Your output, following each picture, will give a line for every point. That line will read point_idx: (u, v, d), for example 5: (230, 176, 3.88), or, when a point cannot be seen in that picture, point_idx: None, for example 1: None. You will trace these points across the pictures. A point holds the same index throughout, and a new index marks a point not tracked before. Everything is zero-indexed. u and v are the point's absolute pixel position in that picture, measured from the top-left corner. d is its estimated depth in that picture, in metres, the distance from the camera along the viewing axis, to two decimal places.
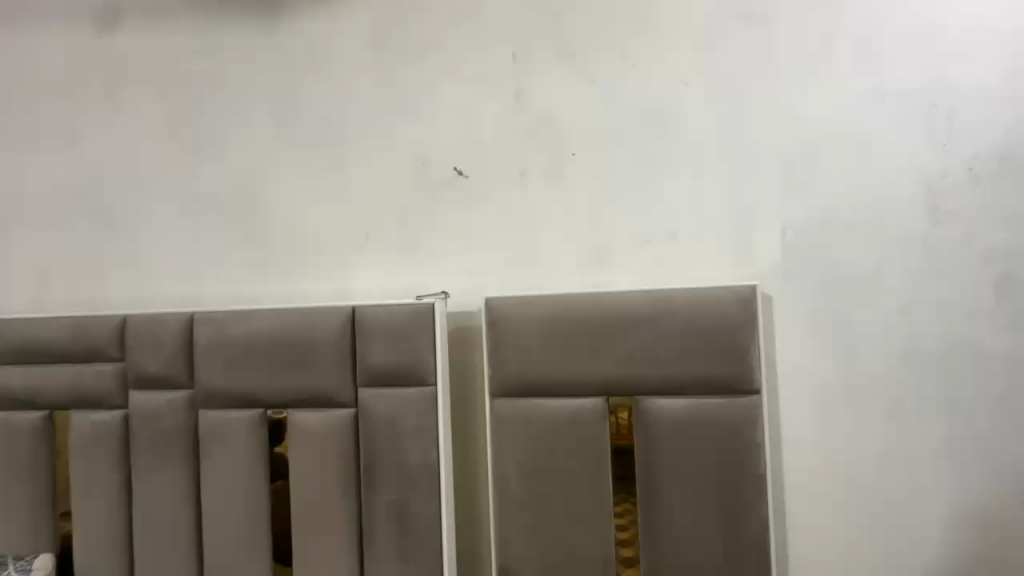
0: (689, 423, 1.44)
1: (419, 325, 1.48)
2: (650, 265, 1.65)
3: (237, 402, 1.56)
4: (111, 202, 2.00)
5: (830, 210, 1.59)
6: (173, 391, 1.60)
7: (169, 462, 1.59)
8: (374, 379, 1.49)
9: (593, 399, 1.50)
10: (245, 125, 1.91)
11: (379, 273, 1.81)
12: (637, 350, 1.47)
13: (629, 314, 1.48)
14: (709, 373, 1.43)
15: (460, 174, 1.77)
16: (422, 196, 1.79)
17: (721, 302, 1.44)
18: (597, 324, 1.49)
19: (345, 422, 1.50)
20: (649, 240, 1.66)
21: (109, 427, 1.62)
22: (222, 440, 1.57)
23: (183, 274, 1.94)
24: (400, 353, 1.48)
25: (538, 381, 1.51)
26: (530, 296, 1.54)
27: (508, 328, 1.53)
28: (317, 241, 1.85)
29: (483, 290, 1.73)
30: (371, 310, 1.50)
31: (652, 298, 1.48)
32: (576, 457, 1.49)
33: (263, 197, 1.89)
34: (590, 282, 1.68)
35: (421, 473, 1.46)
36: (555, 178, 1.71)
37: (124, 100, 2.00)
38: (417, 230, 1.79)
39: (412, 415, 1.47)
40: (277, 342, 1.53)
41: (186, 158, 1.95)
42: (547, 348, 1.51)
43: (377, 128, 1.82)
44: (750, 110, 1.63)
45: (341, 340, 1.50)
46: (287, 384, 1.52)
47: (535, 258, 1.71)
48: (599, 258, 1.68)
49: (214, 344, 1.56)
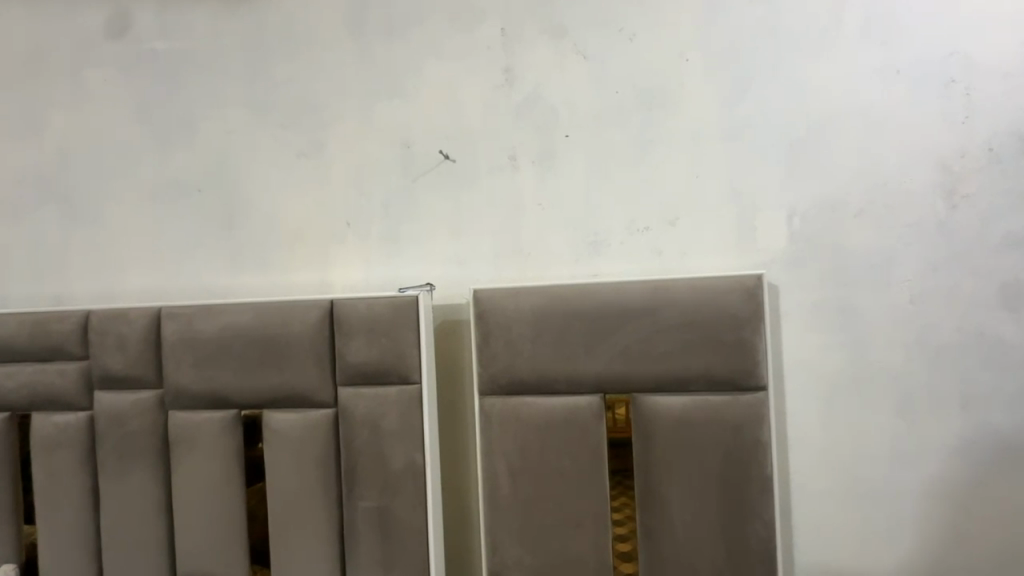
0: (690, 422, 1.35)
1: (402, 319, 1.38)
2: (649, 255, 1.56)
3: (209, 402, 1.46)
4: (77, 191, 1.88)
5: (839, 194, 1.49)
6: (140, 391, 1.50)
7: (138, 466, 1.49)
8: (354, 377, 1.40)
9: (588, 397, 1.41)
10: (216, 108, 1.79)
11: (361, 264, 1.70)
12: (635, 345, 1.37)
13: (627, 307, 1.38)
14: (712, 368, 1.34)
15: (446, 158, 1.66)
16: (406, 181, 1.68)
17: (725, 293, 1.35)
18: (593, 317, 1.39)
19: (325, 423, 1.41)
20: (647, 227, 1.56)
21: (73, 429, 1.52)
22: (195, 442, 1.47)
23: (154, 267, 1.83)
24: (382, 349, 1.38)
25: (530, 378, 1.42)
26: (521, 287, 1.44)
27: (497, 321, 1.43)
28: (296, 230, 1.74)
29: (472, 282, 1.63)
30: (351, 304, 1.40)
31: (651, 289, 1.38)
32: (570, 458, 1.41)
33: (237, 184, 1.78)
34: (586, 272, 1.58)
35: (406, 477, 1.37)
36: (548, 162, 1.61)
37: (88, 80, 1.87)
38: (402, 218, 1.68)
39: (395, 415, 1.38)
40: (250, 338, 1.43)
41: (155, 143, 1.83)
42: (539, 343, 1.41)
43: (358, 109, 1.71)
44: (755, 88, 1.52)
45: (318, 336, 1.41)
46: (260, 383, 1.42)
47: (526, 247, 1.61)
48: (594, 247, 1.58)
49: (183, 341, 1.46)
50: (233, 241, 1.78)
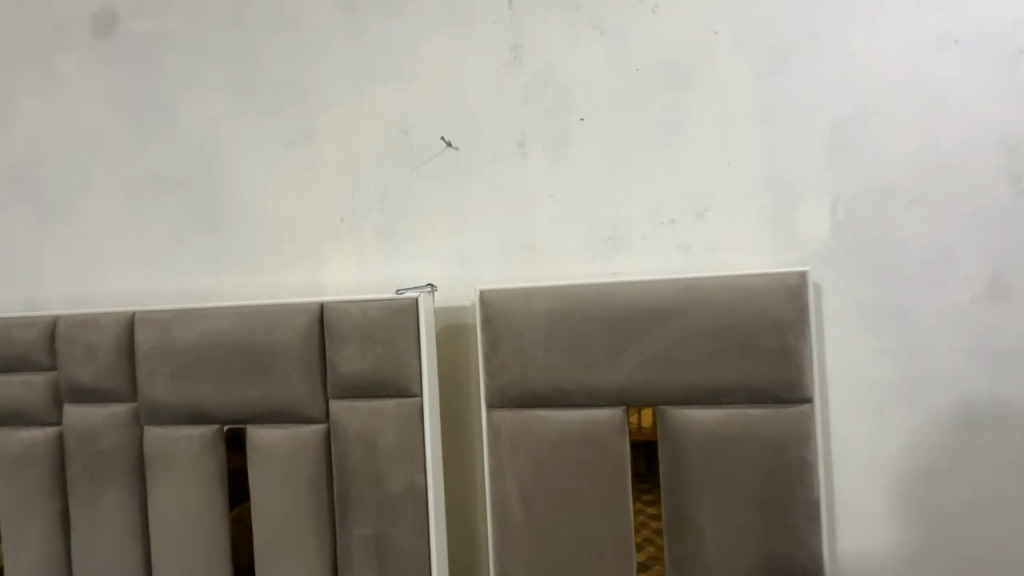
0: (725, 439, 1.20)
1: (400, 325, 1.23)
2: (674, 250, 1.40)
3: (187, 417, 1.32)
4: (49, 186, 1.73)
5: (887, 180, 1.33)
6: (113, 405, 1.35)
7: (110, 488, 1.35)
8: (346, 389, 1.25)
9: (610, 409, 1.25)
10: (198, 94, 1.65)
11: (356, 262, 1.56)
12: (662, 352, 1.22)
13: (653, 310, 1.23)
14: (750, 378, 1.19)
15: (448, 146, 1.51)
16: (404, 172, 1.53)
17: (764, 294, 1.19)
18: (614, 321, 1.24)
19: (315, 440, 1.26)
20: (672, 220, 1.40)
21: (40, 447, 1.38)
22: (172, 462, 1.33)
23: (133, 268, 1.69)
24: (377, 358, 1.23)
25: (543, 389, 1.27)
26: (532, 288, 1.29)
27: (506, 326, 1.28)
28: (285, 226, 1.59)
29: (477, 282, 1.48)
30: (343, 307, 1.25)
31: (680, 289, 1.23)
32: (590, 479, 1.25)
33: (221, 177, 1.63)
34: (604, 271, 1.43)
35: (406, 501, 1.23)
36: (561, 149, 1.45)
37: (59, 66, 1.73)
38: (400, 212, 1.53)
39: (393, 432, 1.23)
40: (231, 346, 1.28)
41: (132, 133, 1.69)
42: (553, 350, 1.26)
43: (351, 93, 1.56)
44: (793, 63, 1.36)
45: (307, 343, 1.26)
46: (243, 396, 1.28)
47: (537, 243, 1.46)
48: (613, 242, 1.42)
49: (157, 349, 1.31)
50: (217, 238, 1.63)
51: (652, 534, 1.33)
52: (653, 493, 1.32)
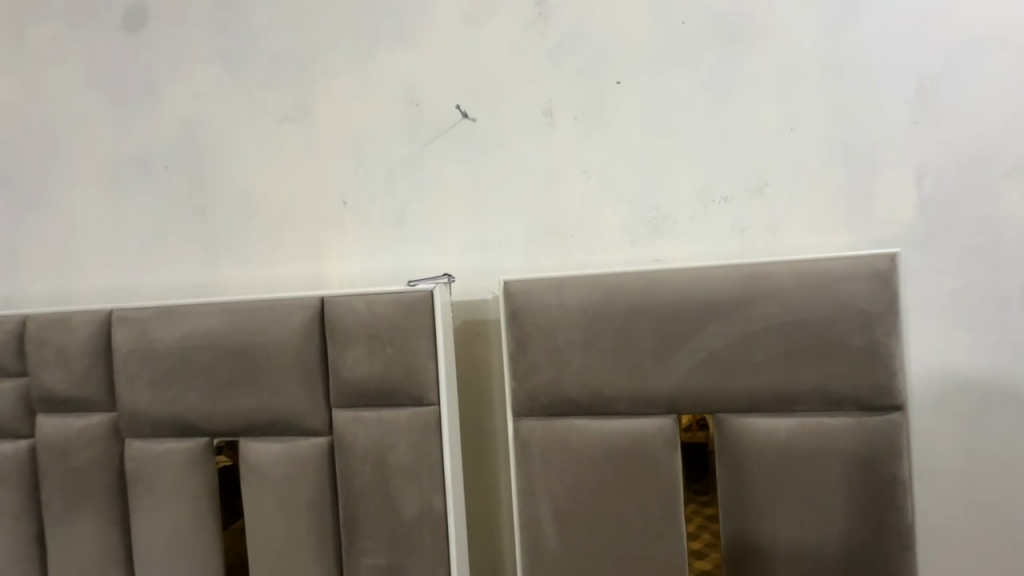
0: (799, 455, 1.02)
1: (412, 322, 1.05)
2: (728, 232, 1.21)
3: (173, 428, 1.16)
4: (25, 172, 1.57)
5: (985, 148, 1.12)
6: (90, 415, 1.19)
7: (89, 509, 1.19)
8: (351, 397, 1.08)
9: (659, 419, 1.07)
10: (183, 65, 1.47)
11: (361, 252, 1.38)
12: (720, 351, 1.03)
13: (709, 302, 1.04)
14: (828, 382, 1.00)
15: (464, 117, 1.32)
16: (415, 148, 1.35)
17: (844, 282, 1.01)
18: (664, 315, 1.05)
19: (317, 456, 1.09)
20: (726, 197, 1.21)
21: (12, 464, 1.23)
22: (156, 480, 1.17)
23: (117, 261, 1.53)
24: (387, 361, 1.06)
25: (580, 395, 1.09)
26: (566, 278, 1.11)
27: (536, 323, 1.10)
28: (282, 212, 1.42)
29: (499, 272, 1.30)
30: (345, 303, 1.07)
31: (743, 276, 1.04)
32: (636, 500, 1.07)
33: (210, 158, 1.46)
34: (646, 258, 1.24)
35: (422, 527, 1.06)
36: (594, 118, 1.26)
37: (33, 39, 1.56)
38: (410, 194, 1.35)
39: (406, 447, 1.06)
40: (219, 348, 1.11)
41: (114, 111, 1.52)
42: (592, 350, 1.08)
43: (353, 59, 1.38)
44: (871, 9, 1.15)
45: (305, 344, 1.09)
46: (233, 406, 1.11)
47: (568, 226, 1.27)
48: (656, 223, 1.23)
49: (137, 352, 1.15)
50: (208, 227, 1.47)
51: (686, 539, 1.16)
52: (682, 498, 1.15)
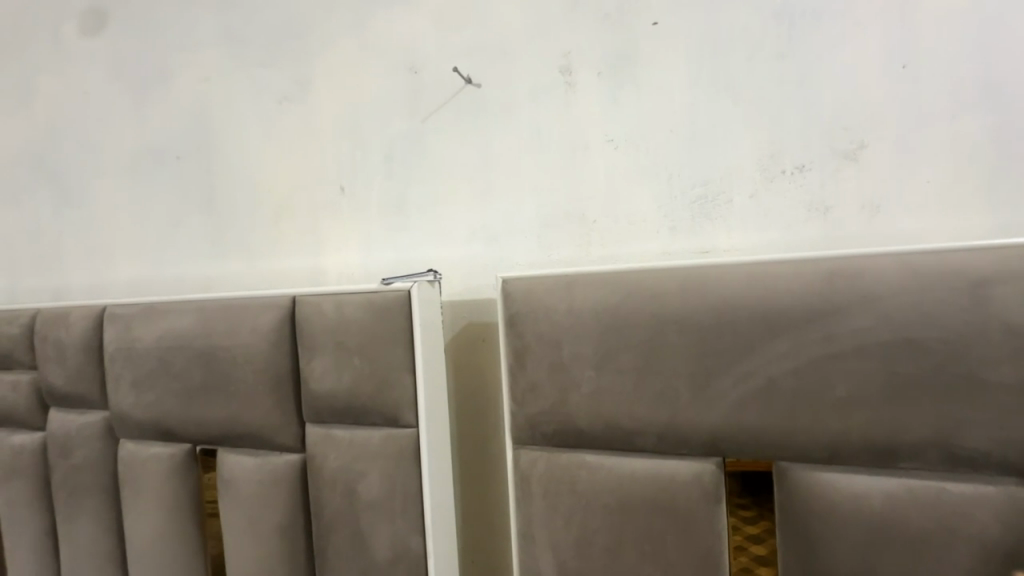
0: (901, 535, 0.71)
1: (386, 329, 0.88)
2: (804, 214, 0.89)
3: (156, 433, 1.09)
4: (66, 168, 1.61)
5: None
6: (88, 413, 1.17)
7: (88, 508, 1.17)
8: (323, 413, 0.93)
9: (695, 463, 0.81)
10: (191, 50, 1.41)
11: (358, 243, 1.23)
12: (784, 379, 0.75)
13: (769, 311, 0.76)
14: (953, 432, 0.68)
15: (468, 82, 1.11)
16: (414, 122, 1.17)
17: (985, 285, 0.68)
18: (703, 327, 0.79)
19: (288, 477, 0.96)
20: (803, 165, 0.89)
21: (28, 456, 1.24)
22: (143, 484, 1.11)
23: (138, 254, 1.52)
24: (357, 374, 0.90)
25: (592, 426, 0.85)
26: (576, 275, 0.87)
27: (538, 332, 0.88)
28: (281, 201, 1.31)
29: (505, 267, 1.09)
30: (315, 303, 0.93)
31: (820, 276, 0.74)
32: (664, 565, 0.82)
33: (216, 146, 1.39)
34: (689, 249, 0.96)
35: (398, 569, 0.89)
36: (623, 72, 1.00)
37: (68, 35, 1.58)
38: (409, 177, 1.18)
39: (380, 476, 0.89)
40: (192, 351, 1.02)
41: (134, 103, 1.50)
42: (607, 369, 0.84)
43: (350, 26, 1.22)
44: None
45: (274, 350, 0.96)
46: (207, 414, 1.01)
47: (589, 210, 1.03)
48: (704, 204, 0.95)
49: (121, 352, 1.09)
50: (215, 218, 1.40)
51: (752, 563, 0.81)
52: (750, 508, 0.82)
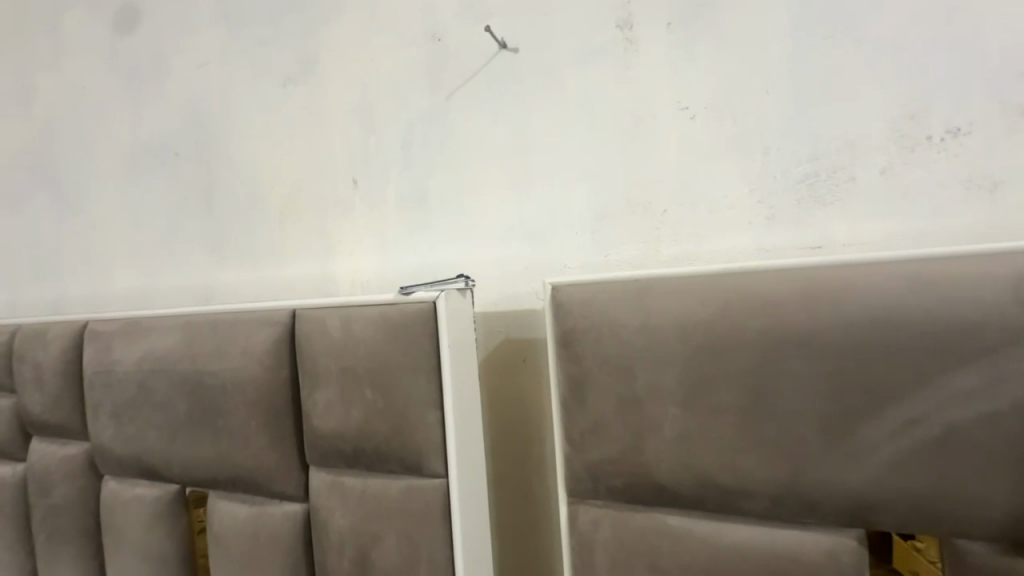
0: None
1: (406, 352, 0.69)
2: (960, 193, 0.67)
3: (140, 472, 0.93)
4: (63, 171, 1.48)
5: None
6: (68, 445, 1.01)
7: (68, 555, 1.01)
8: (328, 455, 0.75)
9: (828, 536, 0.59)
10: (189, 33, 1.26)
11: (373, 244, 1.05)
12: (971, 426, 0.53)
13: (944, 330, 0.53)
14: None
15: (503, 47, 0.92)
16: (437, 98, 0.98)
17: None
18: (845, 354, 0.56)
19: (288, 534, 0.78)
20: (959, 128, 0.67)
21: (7, 490, 1.09)
22: (126, 530, 0.95)
23: (136, 262, 1.37)
24: (370, 409, 0.71)
25: (677, 480, 0.64)
26: (652, 281, 0.66)
27: (600, 355, 0.67)
28: (287, 198, 1.14)
29: (550, 270, 0.88)
30: (318, 319, 0.75)
31: (1021, 276, 0.52)
32: None
33: (216, 139, 1.23)
34: (794, 244, 0.74)
35: None
36: (701, 20, 0.78)
37: (64, 26, 1.45)
38: (432, 165, 0.99)
39: (399, 540, 0.70)
40: (176, 376, 0.85)
41: (131, 95, 1.36)
42: (698, 407, 0.62)
43: None
44: None
45: (269, 377, 0.78)
46: (193, 452, 0.84)
47: (658, 196, 0.81)
48: (814, 184, 0.73)
49: (99, 376, 0.93)
50: (215, 220, 1.24)
51: None
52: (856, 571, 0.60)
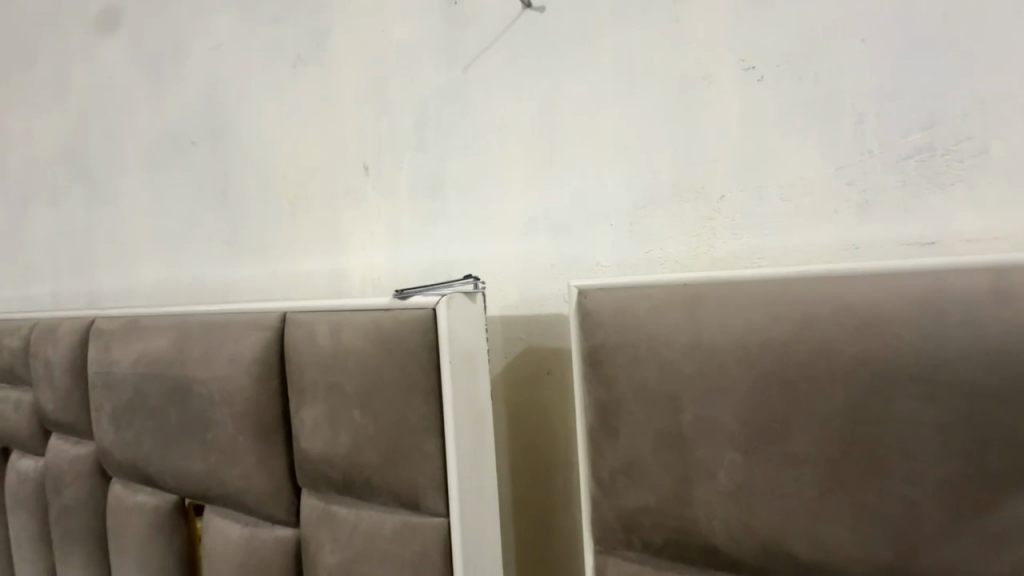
0: None
1: (400, 368, 0.58)
2: None
3: (140, 478, 0.88)
4: (92, 165, 1.49)
5: None
6: (77, 445, 0.98)
7: (80, 557, 0.99)
8: (318, 480, 0.65)
9: None
10: (204, 14, 1.20)
11: (384, 238, 0.95)
12: None
13: None
14: None
15: (527, 7, 0.79)
16: (453, 70, 0.86)
17: None
18: (986, 396, 0.40)
19: (279, 562, 0.70)
20: None
21: (30, 484, 1.09)
22: (129, 537, 0.91)
23: (159, 254, 1.35)
24: (360, 434, 0.61)
25: (736, 545, 0.50)
26: (705, 287, 0.52)
27: (637, 379, 0.54)
28: (297, 188, 1.06)
29: (578, 268, 0.75)
30: (307, 326, 0.65)
31: None
32: None
33: (230, 126, 1.17)
34: (895, 238, 0.57)
35: None
36: None
37: (93, 16, 1.44)
38: (447, 148, 0.87)
39: None
40: (168, 382, 0.78)
41: (152, 83, 1.32)
42: (767, 453, 0.48)
43: None
44: None
45: (256, 387, 0.69)
46: (185, 464, 0.77)
47: (713, 180, 0.66)
48: (926, 160, 0.56)
49: (100, 376, 0.89)
50: (230, 211, 1.19)
51: None
52: None
